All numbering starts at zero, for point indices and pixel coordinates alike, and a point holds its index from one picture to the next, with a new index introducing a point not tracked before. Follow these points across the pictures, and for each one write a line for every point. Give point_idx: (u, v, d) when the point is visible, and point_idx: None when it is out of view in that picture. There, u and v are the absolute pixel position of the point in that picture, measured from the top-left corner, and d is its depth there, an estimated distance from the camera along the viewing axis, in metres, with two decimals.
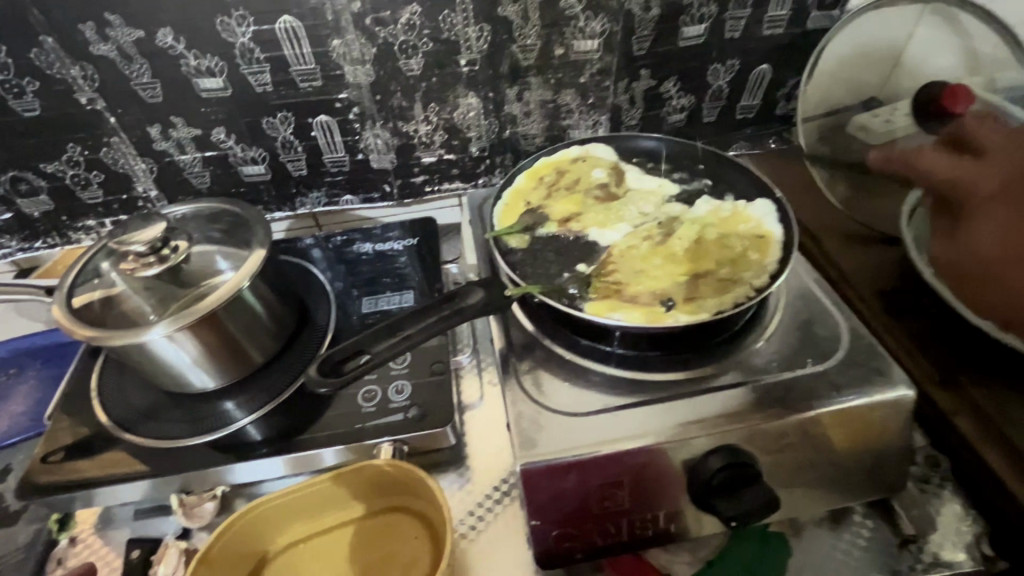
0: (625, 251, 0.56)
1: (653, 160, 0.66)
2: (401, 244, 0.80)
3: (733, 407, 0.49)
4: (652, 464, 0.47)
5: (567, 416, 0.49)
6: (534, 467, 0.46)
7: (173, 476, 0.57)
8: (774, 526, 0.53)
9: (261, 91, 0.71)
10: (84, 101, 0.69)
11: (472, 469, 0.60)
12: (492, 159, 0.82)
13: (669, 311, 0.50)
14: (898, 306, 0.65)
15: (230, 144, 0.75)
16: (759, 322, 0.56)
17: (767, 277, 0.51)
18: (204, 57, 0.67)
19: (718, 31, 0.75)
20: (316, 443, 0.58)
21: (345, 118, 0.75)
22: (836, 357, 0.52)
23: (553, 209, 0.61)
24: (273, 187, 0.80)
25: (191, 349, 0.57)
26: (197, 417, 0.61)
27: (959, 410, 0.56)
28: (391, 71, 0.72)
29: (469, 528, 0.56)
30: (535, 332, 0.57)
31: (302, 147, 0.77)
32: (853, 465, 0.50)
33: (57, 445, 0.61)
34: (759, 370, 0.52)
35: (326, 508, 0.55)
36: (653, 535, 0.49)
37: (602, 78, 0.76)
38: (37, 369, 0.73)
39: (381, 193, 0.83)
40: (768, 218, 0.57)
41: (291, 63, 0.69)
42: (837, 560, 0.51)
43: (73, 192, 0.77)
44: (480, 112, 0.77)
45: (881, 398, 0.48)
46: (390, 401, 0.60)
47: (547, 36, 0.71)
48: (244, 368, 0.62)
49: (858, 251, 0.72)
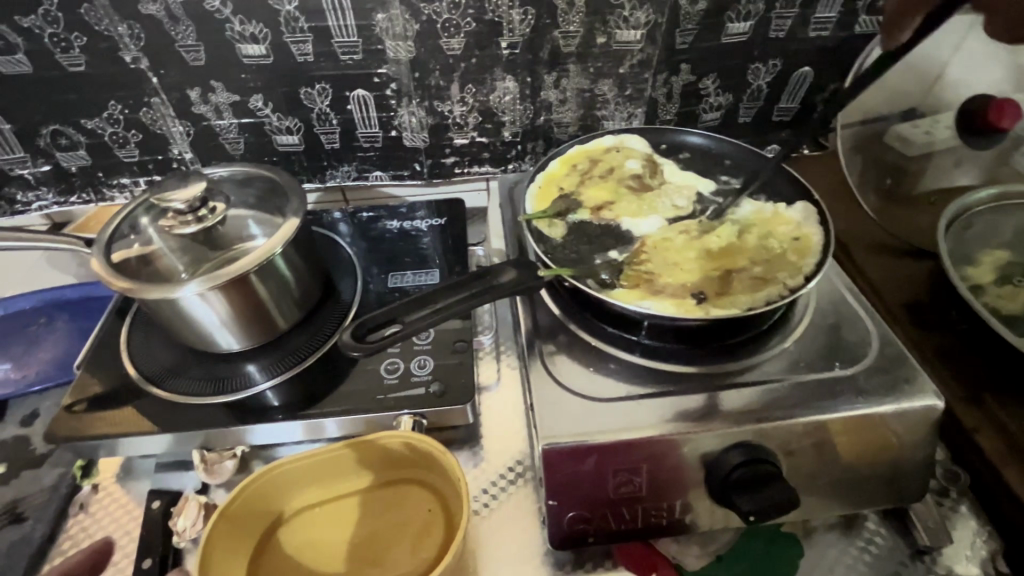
0: (658, 243, 0.56)
1: (688, 156, 0.66)
2: (426, 224, 0.81)
3: (758, 403, 0.49)
4: (672, 454, 0.47)
5: (589, 401, 0.49)
6: (554, 448, 0.46)
7: (196, 432, 0.58)
8: (786, 527, 0.53)
9: (302, 61, 0.71)
10: (129, 59, 0.70)
11: (487, 448, 0.61)
12: (524, 145, 0.82)
13: (699, 304, 0.50)
14: (925, 319, 0.64)
15: (266, 112, 0.76)
16: (786, 323, 0.56)
17: (802, 277, 0.51)
18: (249, 23, 0.68)
19: (763, 30, 0.74)
20: (337, 410, 0.59)
21: (382, 94, 0.75)
22: (864, 363, 0.51)
23: (586, 196, 0.61)
24: (305, 158, 0.81)
25: (220, 309, 0.57)
26: (221, 377, 0.62)
27: (982, 427, 0.55)
28: (432, 49, 0.72)
29: (481, 505, 0.56)
30: (560, 317, 0.57)
31: (337, 120, 0.77)
32: (874, 471, 0.50)
33: (84, 395, 0.62)
34: (784, 370, 0.52)
35: (342, 474, 0.56)
36: (667, 524, 0.49)
37: (641, 70, 0.76)
38: (65, 321, 0.75)
39: (411, 171, 0.84)
40: (805, 219, 0.56)
41: (334, 35, 0.69)
42: (849, 565, 0.51)
43: (111, 149, 0.78)
44: (516, 96, 0.77)
45: (908, 406, 0.48)
46: (412, 375, 0.61)
47: (591, 23, 0.71)
48: (270, 333, 0.63)
49: (888, 261, 0.71)
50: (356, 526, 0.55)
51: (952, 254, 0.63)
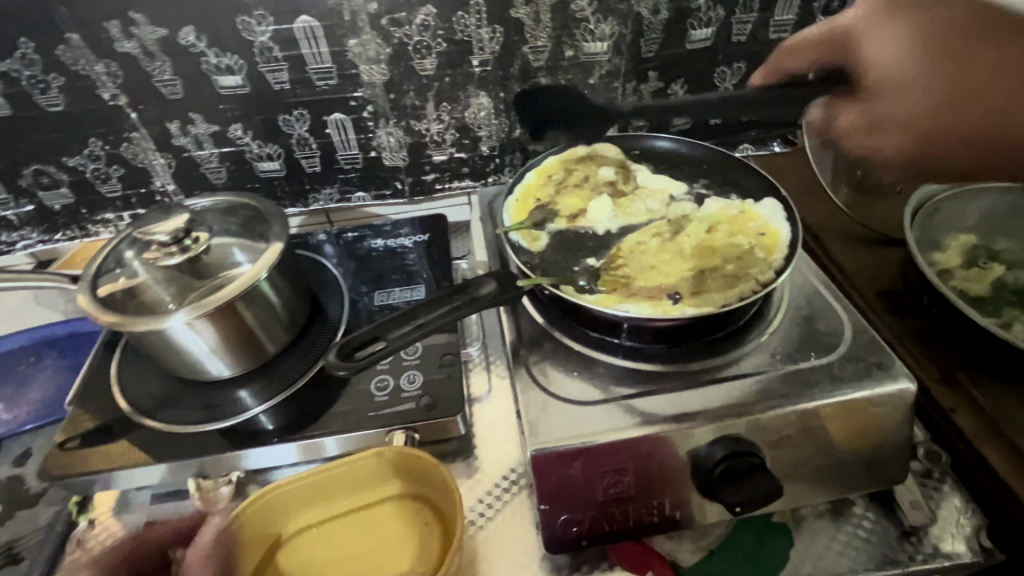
0: (634, 247, 0.57)
1: (660, 160, 0.68)
2: (411, 241, 0.82)
3: (739, 396, 0.50)
4: (657, 452, 0.48)
5: (575, 405, 0.51)
6: (543, 453, 0.47)
7: (190, 461, 0.59)
8: (776, 517, 0.54)
9: (278, 89, 0.73)
10: (107, 97, 0.71)
11: (481, 458, 0.61)
12: (502, 158, 0.84)
13: (675, 304, 0.51)
14: (899, 305, 0.66)
15: (247, 141, 0.77)
16: (763, 317, 0.57)
17: (772, 272, 0.52)
18: (224, 55, 0.69)
19: (725, 35, 0.76)
20: (329, 430, 0.60)
21: (359, 117, 0.77)
22: (838, 351, 0.53)
23: (563, 206, 0.62)
24: (287, 183, 0.82)
25: (209, 337, 0.58)
26: (212, 404, 0.62)
27: (959, 407, 0.57)
28: (405, 70, 0.73)
29: (477, 515, 0.57)
30: (543, 324, 0.59)
31: (316, 144, 0.79)
32: (856, 457, 0.51)
33: (77, 430, 0.62)
34: (763, 363, 0.53)
35: (338, 493, 0.57)
36: (658, 522, 0.50)
37: (611, 80, 0.78)
38: (55, 358, 0.75)
39: (392, 190, 0.85)
40: (775, 217, 0.58)
41: (308, 62, 0.71)
42: (839, 550, 0.52)
43: (93, 185, 0.79)
44: (491, 111, 0.79)
45: (883, 390, 0.49)
46: (402, 391, 0.62)
47: (558, 38, 0.73)
48: (259, 358, 0.64)
49: (861, 251, 0.73)
50: (354, 543, 0.55)
51: (920, 241, 0.65)
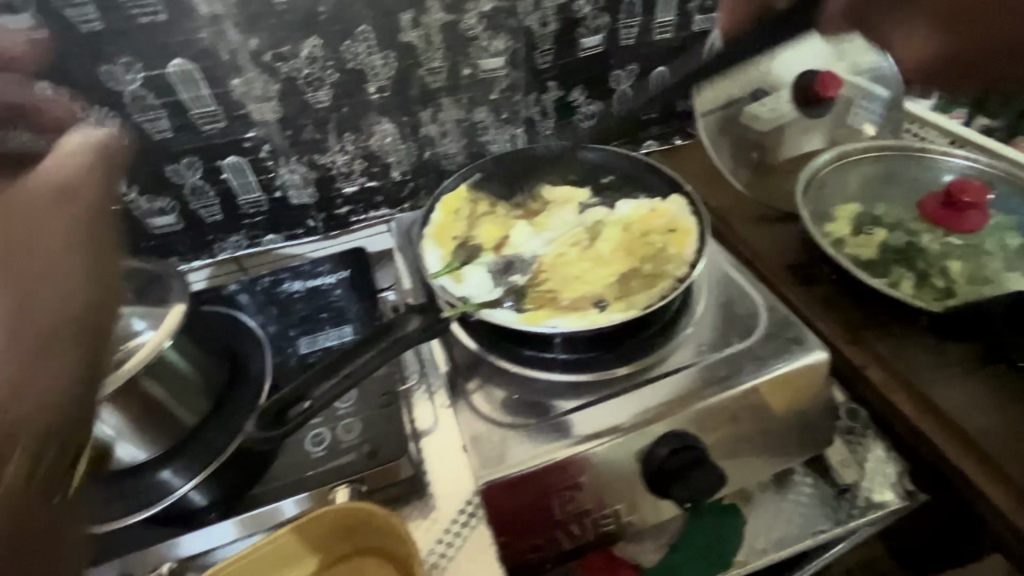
0: (555, 260, 0.58)
1: (569, 168, 0.69)
2: (333, 278, 0.78)
3: (676, 389, 0.51)
4: (605, 461, 0.48)
5: (519, 429, 0.50)
6: (493, 486, 0.46)
7: (115, 561, 0.53)
8: (727, 499, 0.56)
9: (161, 139, 0.67)
10: None
11: (435, 495, 0.59)
12: (416, 182, 0.83)
13: (603, 312, 0.52)
14: (805, 276, 0.70)
15: (132, 197, 0.71)
16: (688, 308, 0.59)
17: (687, 266, 0.54)
18: (90, 109, 0.63)
19: (614, 40, 0.79)
20: (268, 496, 0.56)
21: (256, 157, 0.72)
22: (758, 332, 0.56)
23: (482, 238, 0.61)
24: (187, 236, 0.77)
25: (118, 417, 0.54)
26: (120, 497, 0.56)
27: (867, 363, 0.61)
28: (299, 105, 0.70)
29: (440, 540, 0.56)
30: (477, 349, 0.57)
31: (213, 192, 0.74)
32: (786, 426, 0.54)
33: None
34: (693, 353, 0.55)
35: (286, 565, 0.53)
36: (616, 528, 0.51)
37: (512, 93, 0.78)
38: None
39: (305, 228, 0.82)
40: (682, 212, 0.60)
41: (189, 107, 0.66)
42: (787, 519, 0.55)
43: None
44: (396, 137, 0.77)
45: (801, 364, 0.52)
46: (341, 441, 0.58)
47: (453, 57, 0.72)
48: (175, 431, 0.59)
49: (766, 230, 0.78)
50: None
51: (813, 215, 0.70)
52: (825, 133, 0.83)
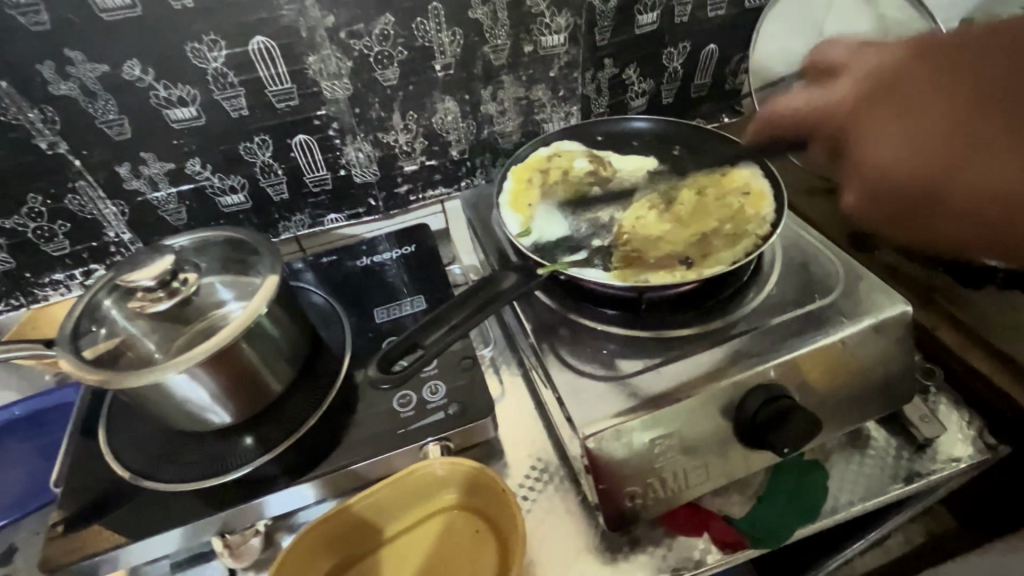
0: (634, 223, 0.60)
1: (633, 140, 0.71)
2: (393, 255, 0.79)
3: (761, 343, 0.53)
4: (700, 409, 0.50)
5: (612, 381, 0.52)
6: (597, 435, 0.48)
7: (211, 519, 0.54)
8: (808, 455, 0.57)
9: (237, 117, 0.69)
10: (44, 146, 0.64)
11: (514, 456, 0.61)
12: (473, 161, 0.84)
13: (690, 268, 0.54)
14: (866, 243, 0.71)
15: (206, 175, 0.73)
16: (761, 271, 0.61)
17: (769, 224, 0.56)
18: (174, 87, 0.65)
19: (669, 17, 0.80)
20: (359, 456, 0.57)
21: (324, 135, 0.74)
22: (837, 289, 0.57)
23: (558, 204, 0.62)
24: (254, 215, 0.79)
25: (210, 384, 0.54)
26: (215, 457, 0.58)
27: (938, 324, 0.63)
28: (369, 82, 0.72)
29: (524, 497, 0.57)
30: (559, 310, 0.60)
31: (282, 170, 0.76)
32: (870, 381, 0.54)
33: (69, 512, 0.55)
34: (773, 311, 0.57)
35: (378, 520, 0.54)
36: (709, 481, 0.51)
37: (570, 70, 0.80)
38: (21, 442, 0.67)
39: (366, 207, 0.84)
40: (755, 176, 0.62)
41: (267, 85, 0.68)
42: (870, 475, 0.56)
43: (36, 246, 0.71)
44: (458, 115, 0.79)
45: (886, 316, 0.53)
46: (427, 402, 0.60)
47: (516, 34, 0.74)
48: (263, 399, 0.60)
49: (825, 201, 0.78)
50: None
51: None
52: None
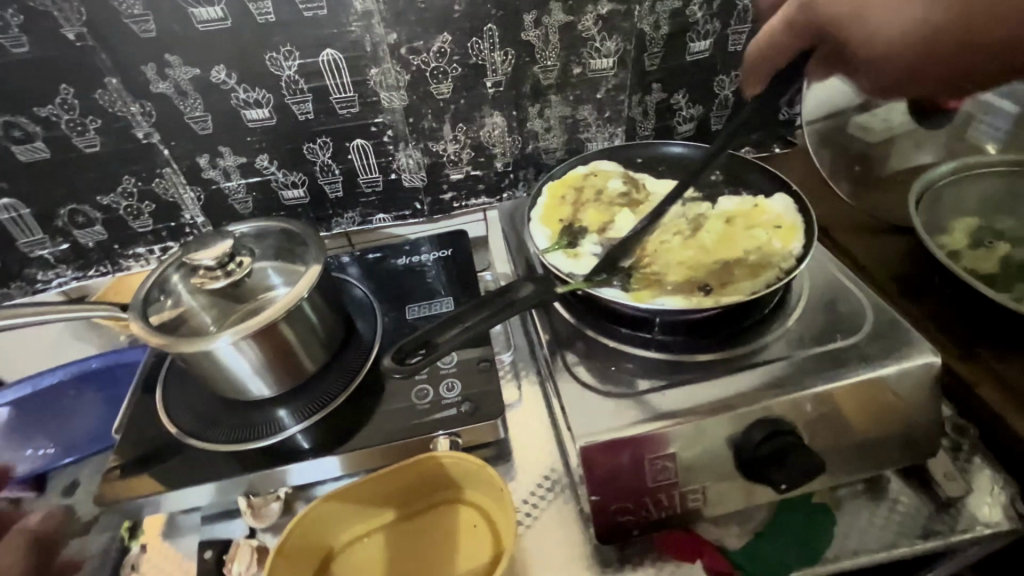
0: (658, 246, 0.61)
1: (671, 165, 0.72)
2: (433, 257, 0.84)
3: (773, 378, 0.53)
4: (700, 438, 0.50)
5: (615, 398, 0.53)
6: (592, 444, 0.49)
7: (240, 479, 0.60)
8: (817, 497, 0.55)
9: (304, 120, 0.76)
10: (141, 135, 0.73)
11: (521, 461, 0.63)
12: (516, 173, 0.88)
13: (707, 295, 0.55)
14: (913, 287, 0.68)
15: (273, 170, 0.80)
16: (785, 306, 0.60)
17: (794, 259, 0.57)
18: (252, 90, 0.72)
19: (722, 45, 0.81)
20: (375, 440, 0.61)
21: (380, 141, 0.80)
22: (863, 331, 0.55)
23: (587, 222, 0.64)
24: (311, 209, 0.85)
25: (252, 356, 0.60)
26: (251, 424, 0.64)
27: (980, 381, 0.58)
28: (423, 95, 0.77)
29: (525, 501, 0.60)
30: (576, 324, 0.61)
31: (339, 170, 0.82)
32: (890, 430, 0.53)
33: (124, 458, 0.63)
34: (792, 346, 0.56)
35: (388, 502, 0.58)
36: (705, 507, 0.52)
37: (617, 93, 0.82)
38: (95, 391, 0.76)
39: (411, 210, 0.89)
40: (788, 211, 0.62)
41: (332, 92, 0.74)
42: (883, 526, 0.54)
43: (126, 221, 0.80)
44: (505, 130, 0.82)
45: (910, 364, 0.52)
46: (442, 398, 0.64)
47: (566, 57, 0.77)
48: (298, 376, 0.65)
49: (871, 241, 0.76)
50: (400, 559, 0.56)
51: (928, 226, 0.69)
52: (941, 146, 0.80)
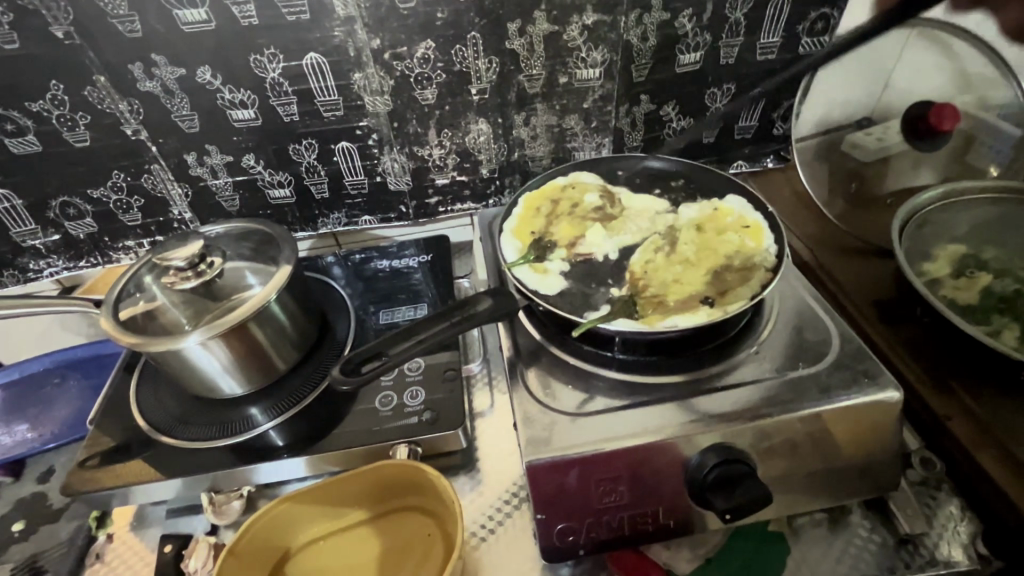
0: (623, 264, 0.61)
1: (652, 180, 0.71)
2: (415, 261, 0.84)
3: (731, 404, 0.52)
4: (650, 462, 0.49)
5: (568, 417, 0.53)
6: (538, 463, 0.49)
7: (202, 476, 0.61)
8: (774, 525, 0.55)
9: (288, 121, 0.77)
10: (129, 132, 0.75)
11: (483, 472, 0.63)
12: (502, 180, 0.88)
13: (665, 314, 0.54)
14: (892, 313, 0.67)
15: (259, 169, 0.81)
16: (753, 329, 0.59)
17: (758, 286, 0.55)
18: (237, 91, 0.73)
19: (713, 58, 0.79)
20: (337, 444, 0.62)
21: (364, 144, 0.80)
22: (827, 360, 0.55)
23: (558, 235, 0.64)
24: (297, 209, 0.86)
25: (222, 356, 0.61)
26: (221, 422, 0.65)
27: (951, 414, 0.57)
28: (408, 100, 0.77)
29: (481, 512, 0.60)
30: (541, 339, 0.61)
31: (324, 172, 0.82)
32: (849, 463, 0.52)
33: (97, 449, 0.64)
34: (755, 372, 0.55)
35: (344, 507, 0.58)
36: (654, 531, 0.51)
37: (604, 103, 0.81)
38: (78, 379, 0.78)
39: (397, 213, 0.89)
40: (760, 235, 0.61)
41: (316, 95, 0.75)
42: (838, 559, 0.53)
43: (115, 215, 0.82)
44: (490, 136, 0.82)
45: (871, 397, 0.50)
46: (406, 406, 0.64)
47: (552, 66, 0.76)
48: (269, 376, 0.66)
49: (855, 263, 0.74)
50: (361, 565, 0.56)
51: (909, 252, 0.67)
52: (937, 168, 0.78)
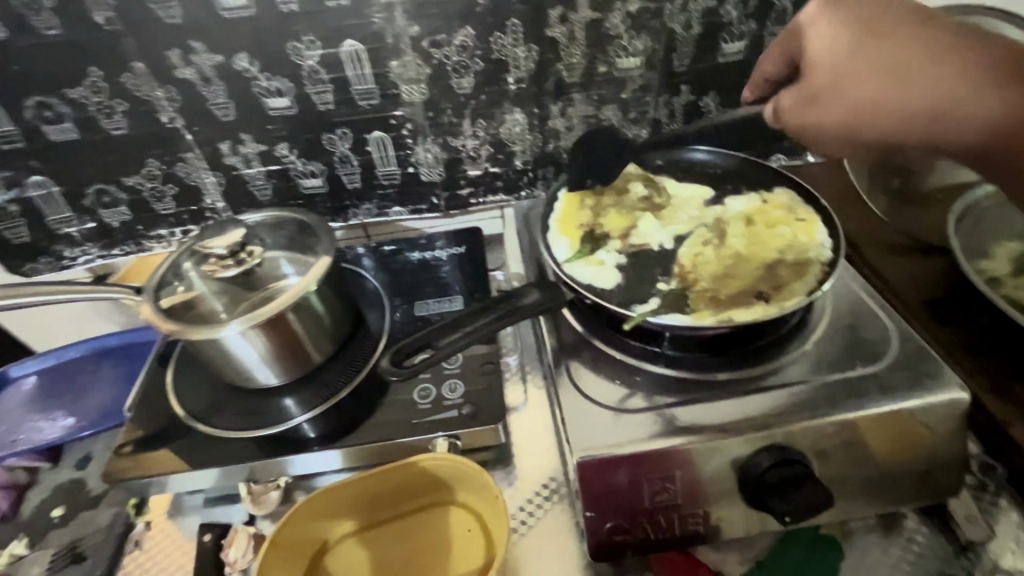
0: (669, 258, 0.59)
1: (694, 172, 0.69)
2: (445, 254, 0.83)
3: (785, 404, 0.50)
4: (701, 462, 0.48)
5: (614, 412, 0.52)
6: (588, 460, 0.48)
7: (240, 466, 0.61)
8: (825, 530, 0.53)
9: (323, 109, 0.76)
10: (165, 119, 0.74)
11: (521, 468, 0.62)
12: (536, 171, 0.86)
13: (714, 311, 0.53)
14: (946, 312, 0.64)
15: (292, 158, 0.80)
16: (805, 327, 0.58)
17: (813, 284, 0.54)
18: (274, 79, 0.72)
19: (758, 47, 0.77)
20: (375, 438, 0.61)
21: (398, 134, 0.79)
22: (884, 359, 0.53)
23: (609, 226, 0.63)
24: (328, 200, 0.85)
25: (260, 345, 0.60)
26: (256, 413, 0.64)
27: (1012, 419, 0.55)
28: (444, 89, 0.76)
29: (520, 509, 0.59)
30: (585, 333, 0.60)
31: (357, 162, 0.82)
32: (908, 467, 0.50)
33: (135, 437, 0.64)
34: (809, 371, 0.53)
35: (382, 501, 0.57)
36: (704, 532, 0.50)
37: (643, 94, 0.79)
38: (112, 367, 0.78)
39: (428, 205, 0.88)
40: (812, 230, 0.59)
41: (352, 83, 0.74)
42: (892, 565, 0.51)
43: (149, 203, 0.82)
44: (526, 127, 0.81)
45: (934, 400, 0.49)
46: (444, 399, 0.63)
47: (592, 54, 0.75)
48: (304, 367, 0.65)
49: (905, 260, 0.71)
50: None
51: (965, 248, 0.65)
52: None
